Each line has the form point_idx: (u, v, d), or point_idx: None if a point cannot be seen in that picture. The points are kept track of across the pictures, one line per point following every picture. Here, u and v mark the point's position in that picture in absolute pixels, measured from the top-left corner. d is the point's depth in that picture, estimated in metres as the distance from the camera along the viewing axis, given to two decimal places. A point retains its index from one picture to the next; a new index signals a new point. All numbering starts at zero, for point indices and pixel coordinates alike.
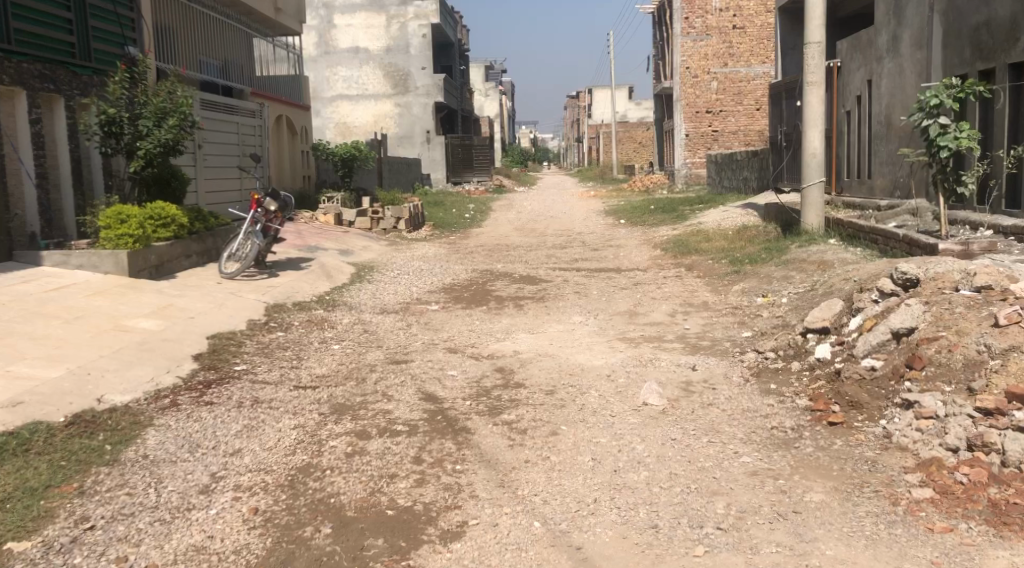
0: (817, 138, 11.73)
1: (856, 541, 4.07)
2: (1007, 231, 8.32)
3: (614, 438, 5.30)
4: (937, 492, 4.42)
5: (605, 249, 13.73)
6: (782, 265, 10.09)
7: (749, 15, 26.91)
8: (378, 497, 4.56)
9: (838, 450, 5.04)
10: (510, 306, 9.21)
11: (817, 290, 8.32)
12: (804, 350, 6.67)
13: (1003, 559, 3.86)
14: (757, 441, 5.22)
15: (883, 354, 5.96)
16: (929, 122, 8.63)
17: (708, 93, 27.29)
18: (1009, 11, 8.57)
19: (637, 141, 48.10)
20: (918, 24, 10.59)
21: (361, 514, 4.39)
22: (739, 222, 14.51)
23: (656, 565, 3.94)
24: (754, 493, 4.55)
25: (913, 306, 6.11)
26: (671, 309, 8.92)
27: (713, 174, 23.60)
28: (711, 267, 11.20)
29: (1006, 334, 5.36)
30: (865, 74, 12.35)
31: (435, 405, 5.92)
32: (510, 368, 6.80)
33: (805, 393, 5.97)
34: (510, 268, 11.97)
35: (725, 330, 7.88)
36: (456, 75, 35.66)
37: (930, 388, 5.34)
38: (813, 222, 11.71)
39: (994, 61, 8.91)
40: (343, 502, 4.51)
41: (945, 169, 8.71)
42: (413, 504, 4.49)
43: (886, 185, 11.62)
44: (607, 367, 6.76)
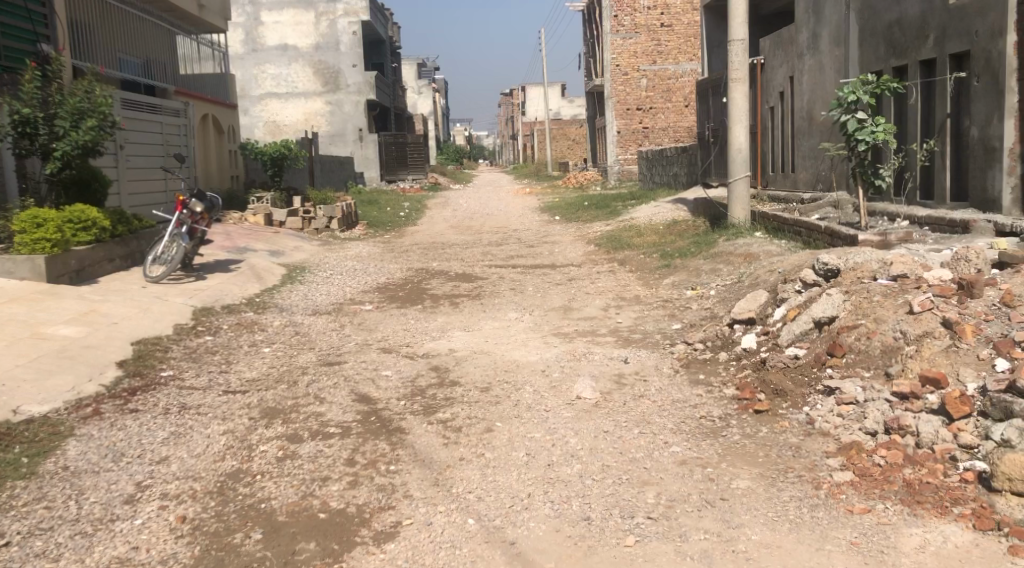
0: (742, 133, 11.94)
1: (781, 525, 4.19)
2: (922, 221, 8.61)
3: (547, 433, 5.36)
4: (857, 474, 4.57)
5: (539, 246, 13.83)
6: (710, 258, 10.30)
7: (676, 13, 27.31)
8: (310, 501, 4.55)
9: (764, 437, 5.17)
10: (445, 305, 9.22)
11: (744, 282, 8.51)
12: (731, 340, 6.83)
13: (916, 537, 4.01)
14: (687, 431, 5.33)
15: (806, 342, 6.18)
16: (846, 117, 8.87)
17: (639, 91, 27.64)
18: (919, 10, 8.91)
19: (570, 137, 48.31)
20: (835, 22, 10.90)
21: (292, 518, 4.37)
22: (671, 217, 14.74)
23: (587, 557, 4.01)
24: (683, 481, 4.66)
25: (834, 296, 6.33)
26: (605, 303, 9.03)
27: (644, 169, 23.86)
28: (643, 261, 11.36)
29: (920, 321, 5.59)
30: (787, 71, 12.66)
31: (369, 406, 5.91)
32: (445, 366, 6.81)
33: (732, 382, 6.11)
34: (446, 266, 11.96)
35: (657, 323, 8.03)
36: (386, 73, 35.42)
37: (850, 374, 5.55)
38: (740, 215, 11.93)
39: (906, 58, 9.24)
40: (274, 507, 4.48)
41: (864, 162, 8.96)
42: (345, 506, 4.49)
43: (809, 179, 11.93)
44: (542, 362, 6.84)
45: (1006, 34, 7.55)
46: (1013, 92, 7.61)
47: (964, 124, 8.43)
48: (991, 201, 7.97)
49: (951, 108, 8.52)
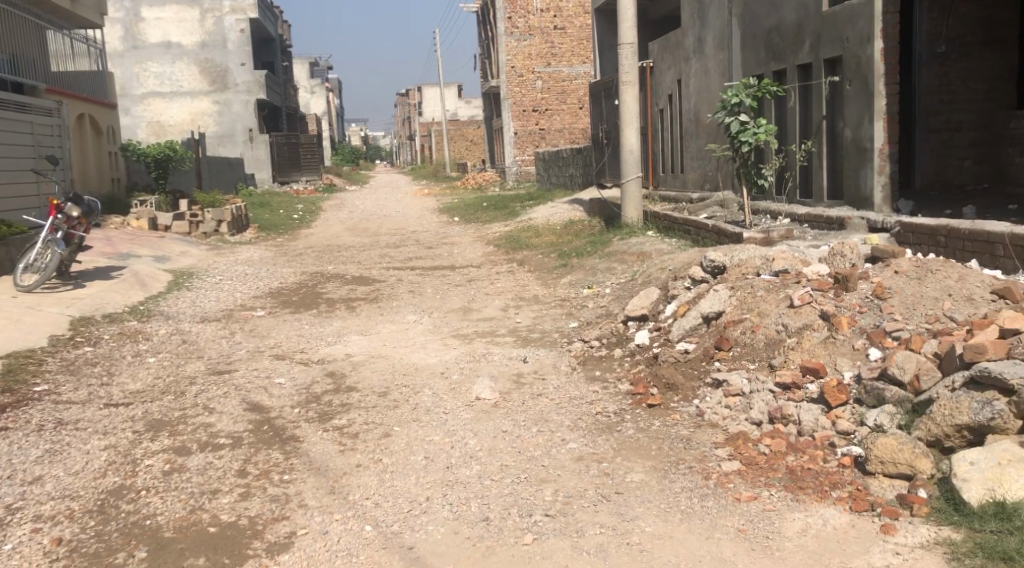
0: (633, 135, 12.20)
1: (672, 516, 4.31)
2: (801, 219, 8.99)
3: (446, 435, 5.39)
4: (744, 463, 4.73)
5: (438, 247, 13.83)
6: (605, 257, 10.51)
7: (568, 16, 27.73)
8: (199, 515, 4.45)
9: (656, 430, 5.32)
10: (341, 309, 9.13)
11: (636, 280, 8.71)
12: (625, 337, 7.00)
13: (798, 521, 4.16)
14: (583, 427, 5.44)
15: (695, 337, 6.39)
16: (730, 119, 9.18)
17: (534, 92, 27.94)
18: (795, 17, 9.31)
19: (467, 139, 48.31)
20: (719, 27, 11.28)
21: (180, 534, 4.28)
22: (567, 217, 14.94)
23: (486, 557, 4.04)
24: (579, 477, 4.75)
25: (720, 292, 6.56)
26: (503, 303, 9.10)
27: (541, 170, 24.13)
28: (540, 261, 11.48)
29: (800, 314, 5.85)
30: (675, 74, 13.02)
31: (261, 415, 5.81)
32: (341, 372, 6.75)
33: (627, 377, 6.25)
34: (342, 270, 11.84)
35: (554, 321, 8.15)
36: (277, 72, 34.73)
37: (736, 367, 5.76)
38: (633, 215, 12.20)
39: (784, 63, 9.64)
40: (160, 523, 4.38)
41: (747, 163, 9.30)
42: (236, 519, 4.42)
43: (697, 179, 12.31)
44: (440, 364, 6.85)
45: (874, 40, 7.96)
46: (881, 95, 8.02)
47: (837, 126, 8.85)
48: (863, 200, 8.38)
49: (826, 111, 8.93)
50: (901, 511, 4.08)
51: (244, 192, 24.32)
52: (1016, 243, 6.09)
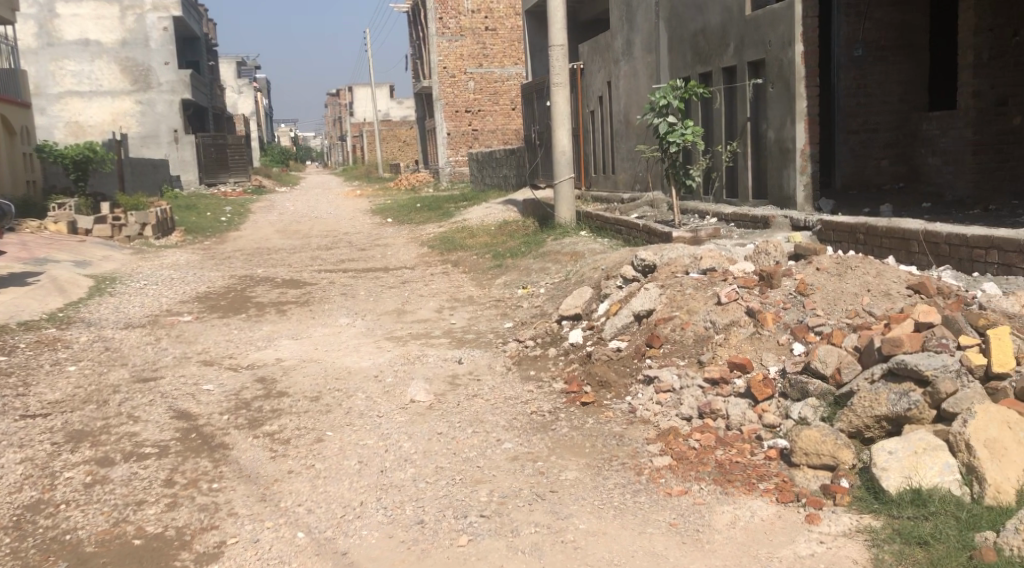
0: (565, 136, 12.30)
1: (605, 512, 4.36)
2: (728, 218, 9.18)
3: (380, 439, 5.38)
4: (675, 458, 4.81)
5: (371, 249, 13.75)
6: (539, 258, 10.58)
7: (499, 17, 27.80)
8: (122, 528, 4.37)
9: (590, 428, 5.38)
10: (271, 312, 9.03)
11: (570, 279, 8.81)
12: (559, 336, 7.07)
13: (727, 513, 4.25)
14: (518, 427, 5.48)
15: (627, 335, 6.49)
16: (659, 121, 9.32)
17: (466, 93, 27.94)
18: (720, 20, 9.51)
19: (400, 139, 47.93)
20: (646, 30, 11.45)
21: (102, 548, 4.20)
22: (501, 218, 15.00)
23: (421, 560, 4.04)
24: (514, 477, 4.78)
25: (651, 290, 6.67)
26: (437, 305, 9.10)
27: (474, 171, 24.15)
28: (475, 262, 11.50)
29: (727, 311, 6.00)
30: (605, 76, 13.18)
31: (189, 423, 5.73)
32: (271, 378, 6.67)
33: (561, 376, 6.32)
34: (272, 272, 11.69)
35: (489, 322, 8.19)
36: (202, 71, 34.06)
37: (667, 363, 5.87)
38: (566, 215, 12.31)
39: (710, 65, 9.84)
40: (81, 537, 4.29)
41: (675, 164, 9.46)
42: (162, 530, 4.35)
43: (628, 180, 12.48)
44: (373, 367, 6.83)
45: (795, 44, 8.18)
46: (803, 97, 8.25)
47: (761, 127, 9.06)
48: (787, 199, 8.60)
49: (751, 113, 9.14)
50: (825, 501, 4.17)
51: (169, 194, 23.78)
52: (930, 240, 6.34)
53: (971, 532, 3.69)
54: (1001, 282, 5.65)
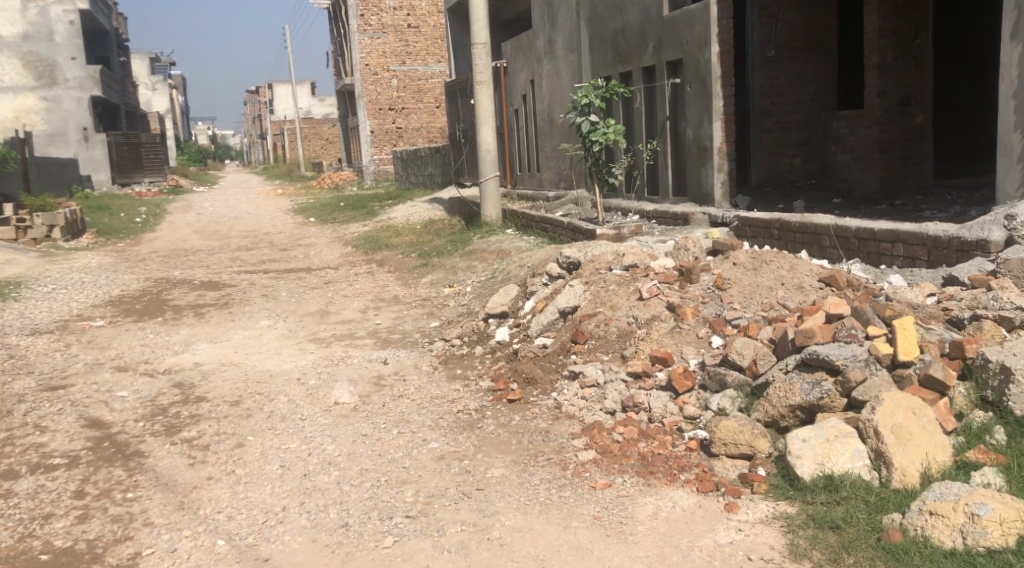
0: (489, 134, 12.32)
1: (531, 508, 4.38)
2: (650, 215, 9.33)
3: (303, 442, 5.33)
4: (599, 452, 4.86)
5: (293, 249, 13.56)
6: (465, 256, 10.59)
7: (422, 15, 27.73)
8: (30, 543, 4.25)
9: (516, 424, 5.41)
10: (189, 315, 8.85)
11: (497, 277, 8.85)
12: (485, 334, 7.09)
13: (650, 504, 4.31)
14: (444, 426, 5.49)
15: (553, 331, 6.55)
16: (581, 120, 9.42)
17: (390, 91, 27.77)
18: (639, 20, 9.67)
19: (323, 138, 47.08)
20: (568, 30, 11.57)
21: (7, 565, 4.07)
22: (427, 216, 14.96)
23: (345, 563, 4.02)
24: (440, 476, 4.78)
25: (576, 287, 6.75)
26: (362, 305, 9.03)
27: (399, 170, 24.02)
28: (400, 261, 11.44)
29: (649, 306, 6.10)
30: (528, 75, 13.27)
31: (101, 431, 5.58)
32: (189, 383, 6.54)
33: (487, 374, 6.34)
34: (188, 274, 11.44)
35: (415, 322, 8.16)
36: (113, 67, 33.08)
37: (592, 358, 5.94)
38: (492, 213, 12.34)
39: (630, 64, 9.98)
40: None
41: (598, 162, 9.57)
42: (73, 543, 4.24)
43: (552, 178, 12.59)
44: (296, 370, 6.75)
45: (710, 44, 8.36)
46: (719, 97, 8.44)
47: (680, 125, 9.24)
48: (706, 196, 8.78)
49: (670, 111, 9.31)
50: (743, 489, 4.27)
51: (77, 193, 22.96)
52: (841, 234, 6.56)
53: (879, 515, 3.83)
54: (906, 274, 5.88)
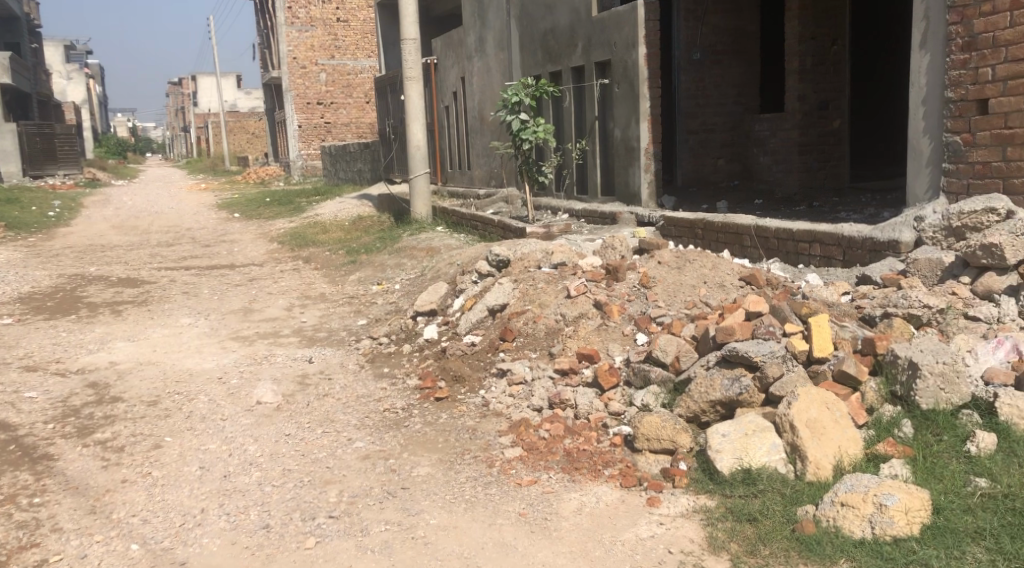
0: (419, 131, 12.25)
1: (457, 506, 4.38)
2: (580, 214, 9.42)
3: (224, 443, 5.24)
4: (525, 449, 4.88)
5: (216, 246, 13.29)
6: (394, 253, 10.53)
7: (351, 9, 27.47)
8: None
9: (443, 423, 5.39)
10: (104, 313, 8.61)
11: (426, 275, 8.82)
12: (413, 332, 7.06)
13: (574, 500, 4.34)
14: (369, 425, 5.45)
15: (481, 329, 6.55)
16: (511, 117, 9.44)
17: (318, 85, 27.44)
18: (569, 20, 9.75)
19: (248, 132, 46.22)
20: (498, 28, 11.60)
21: None
22: (356, 213, 14.82)
23: (266, 565, 3.97)
24: (365, 476, 4.74)
25: (505, 285, 6.78)
26: (287, 303, 8.91)
27: (327, 165, 23.75)
28: (327, 258, 11.32)
29: (576, 304, 6.16)
30: (458, 72, 13.26)
31: (9, 434, 5.40)
32: (104, 383, 6.36)
33: (415, 372, 6.31)
34: (104, 271, 11.12)
35: (341, 320, 8.08)
36: (23, 54, 31.93)
37: (519, 356, 5.96)
38: (422, 211, 12.29)
39: (560, 64, 10.06)
40: None
41: (528, 160, 9.61)
42: None
43: (483, 176, 12.62)
44: (218, 369, 6.62)
45: (638, 46, 8.46)
46: (646, 98, 8.56)
47: (608, 125, 9.34)
48: (632, 195, 8.89)
49: (598, 112, 9.40)
50: (665, 484, 4.34)
51: None
52: (761, 234, 6.72)
53: (794, 507, 3.93)
54: (822, 273, 6.07)
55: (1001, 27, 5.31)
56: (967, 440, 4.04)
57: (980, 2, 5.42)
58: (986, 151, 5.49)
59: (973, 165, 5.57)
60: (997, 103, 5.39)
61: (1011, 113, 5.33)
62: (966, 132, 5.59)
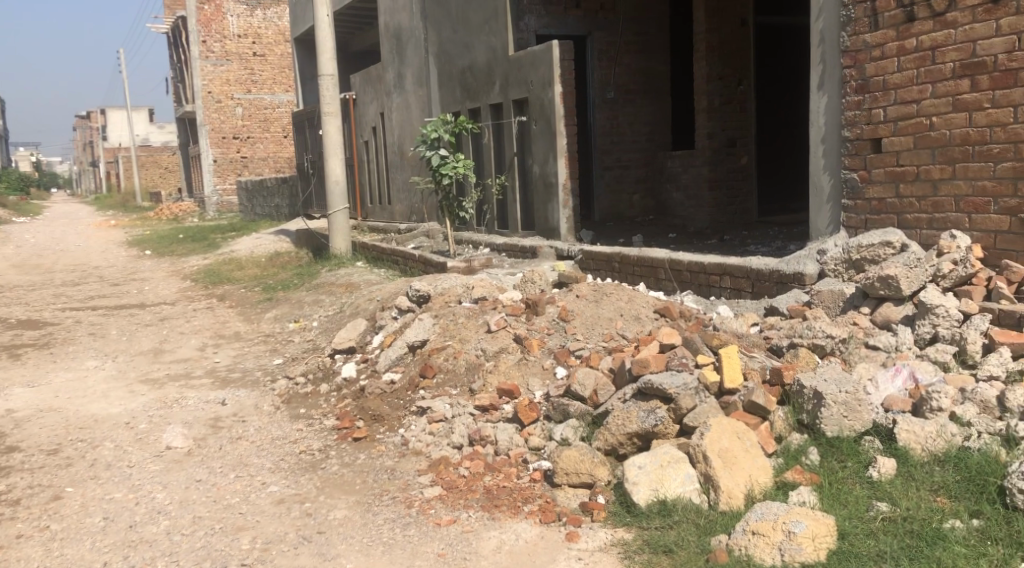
0: (338, 166, 12.18)
1: (374, 549, 4.33)
2: (501, 249, 9.48)
3: (130, 491, 5.09)
4: (444, 488, 4.86)
5: (125, 284, 12.94)
6: (311, 290, 10.42)
7: (268, 44, 27.35)
8: None
9: (361, 463, 5.34)
10: (3, 358, 8.29)
11: (345, 311, 8.74)
12: (331, 370, 6.98)
13: (493, 538, 4.33)
14: (285, 468, 5.36)
15: (401, 366, 6.52)
16: (431, 153, 9.50)
17: (234, 119, 27.11)
18: (486, 59, 9.90)
19: (161, 166, 45.20)
20: (416, 65, 11.67)
21: None
22: (273, 249, 14.63)
23: None
24: (279, 521, 4.66)
25: (424, 321, 6.77)
26: (200, 342, 8.72)
27: (244, 200, 23.38)
28: (243, 295, 11.13)
29: (496, 339, 6.20)
30: (377, 107, 13.27)
31: None
32: (0, 432, 6.11)
33: (333, 412, 6.23)
34: (4, 313, 10.72)
35: (257, 359, 7.95)
36: None
37: (440, 393, 5.94)
38: (342, 246, 12.21)
39: (478, 101, 10.19)
40: None
41: (449, 195, 9.67)
42: None
43: (404, 211, 12.62)
44: (125, 414, 6.43)
45: (554, 84, 8.62)
46: (563, 135, 8.70)
47: (527, 161, 9.46)
48: (552, 230, 9.01)
49: (517, 148, 9.53)
50: (584, 518, 4.38)
51: None
52: (675, 268, 6.87)
53: (708, 537, 4.01)
54: (733, 305, 6.24)
55: (890, 71, 5.60)
56: (869, 466, 4.19)
57: (871, 48, 5.70)
58: (881, 187, 5.75)
59: (869, 202, 5.83)
60: (889, 142, 5.67)
61: (902, 152, 5.60)
62: (862, 169, 5.86)
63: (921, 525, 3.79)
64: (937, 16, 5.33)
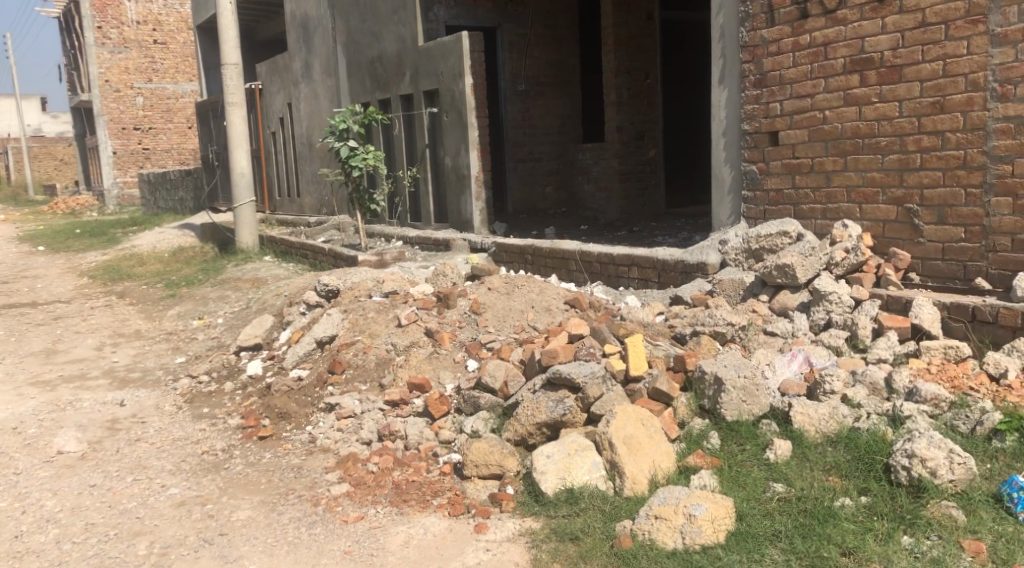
0: (244, 158, 11.89)
1: (278, 549, 4.27)
2: (413, 241, 9.43)
3: (17, 499, 4.90)
4: (353, 484, 4.83)
5: (16, 283, 12.39)
6: (216, 286, 10.18)
7: (169, 31, 26.64)
8: None
9: (267, 462, 5.25)
10: None
11: (251, 308, 8.57)
12: (237, 368, 6.85)
13: (401, 533, 4.32)
14: (186, 470, 5.24)
15: (309, 362, 6.44)
16: (340, 144, 9.36)
17: (135, 109, 26.24)
18: (395, 49, 9.82)
19: (56, 158, 43.40)
20: (324, 56, 11.50)
21: None
22: (176, 244, 14.23)
23: None
24: (179, 524, 4.55)
25: (333, 316, 6.70)
26: (97, 342, 8.44)
27: (146, 194, 22.66)
28: (143, 292, 10.80)
29: (406, 334, 6.17)
30: (284, 98, 13.02)
31: None
32: None
33: (238, 410, 6.10)
34: None
35: (158, 358, 7.73)
36: None
37: (349, 389, 5.89)
38: (249, 240, 11.94)
39: (388, 92, 10.10)
40: None
41: (359, 187, 9.56)
42: None
43: (314, 205, 12.44)
44: (14, 419, 6.18)
45: (465, 76, 8.62)
46: (474, 127, 8.71)
47: (439, 153, 9.43)
48: (464, 222, 9.02)
49: (428, 140, 9.49)
50: (493, 509, 4.40)
51: None
52: (585, 259, 6.95)
53: (613, 523, 4.08)
54: (641, 294, 6.35)
55: (786, 66, 5.78)
56: (766, 448, 4.33)
57: (768, 43, 5.87)
58: (779, 179, 5.93)
59: (767, 193, 6.02)
60: (786, 135, 5.85)
61: (798, 144, 5.79)
62: (761, 161, 6.03)
63: (813, 504, 3.92)
64: (828, 13, 5.52)
